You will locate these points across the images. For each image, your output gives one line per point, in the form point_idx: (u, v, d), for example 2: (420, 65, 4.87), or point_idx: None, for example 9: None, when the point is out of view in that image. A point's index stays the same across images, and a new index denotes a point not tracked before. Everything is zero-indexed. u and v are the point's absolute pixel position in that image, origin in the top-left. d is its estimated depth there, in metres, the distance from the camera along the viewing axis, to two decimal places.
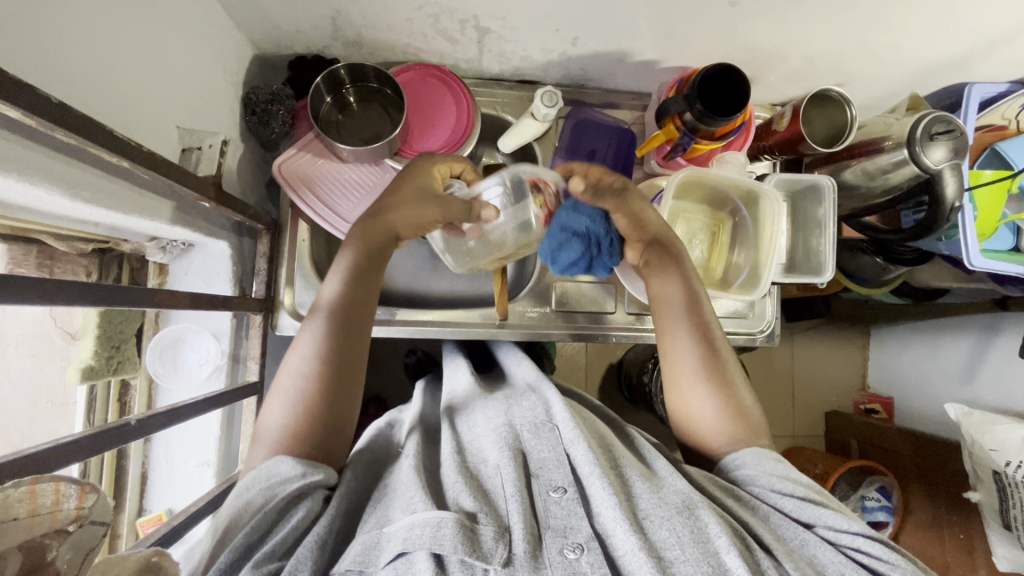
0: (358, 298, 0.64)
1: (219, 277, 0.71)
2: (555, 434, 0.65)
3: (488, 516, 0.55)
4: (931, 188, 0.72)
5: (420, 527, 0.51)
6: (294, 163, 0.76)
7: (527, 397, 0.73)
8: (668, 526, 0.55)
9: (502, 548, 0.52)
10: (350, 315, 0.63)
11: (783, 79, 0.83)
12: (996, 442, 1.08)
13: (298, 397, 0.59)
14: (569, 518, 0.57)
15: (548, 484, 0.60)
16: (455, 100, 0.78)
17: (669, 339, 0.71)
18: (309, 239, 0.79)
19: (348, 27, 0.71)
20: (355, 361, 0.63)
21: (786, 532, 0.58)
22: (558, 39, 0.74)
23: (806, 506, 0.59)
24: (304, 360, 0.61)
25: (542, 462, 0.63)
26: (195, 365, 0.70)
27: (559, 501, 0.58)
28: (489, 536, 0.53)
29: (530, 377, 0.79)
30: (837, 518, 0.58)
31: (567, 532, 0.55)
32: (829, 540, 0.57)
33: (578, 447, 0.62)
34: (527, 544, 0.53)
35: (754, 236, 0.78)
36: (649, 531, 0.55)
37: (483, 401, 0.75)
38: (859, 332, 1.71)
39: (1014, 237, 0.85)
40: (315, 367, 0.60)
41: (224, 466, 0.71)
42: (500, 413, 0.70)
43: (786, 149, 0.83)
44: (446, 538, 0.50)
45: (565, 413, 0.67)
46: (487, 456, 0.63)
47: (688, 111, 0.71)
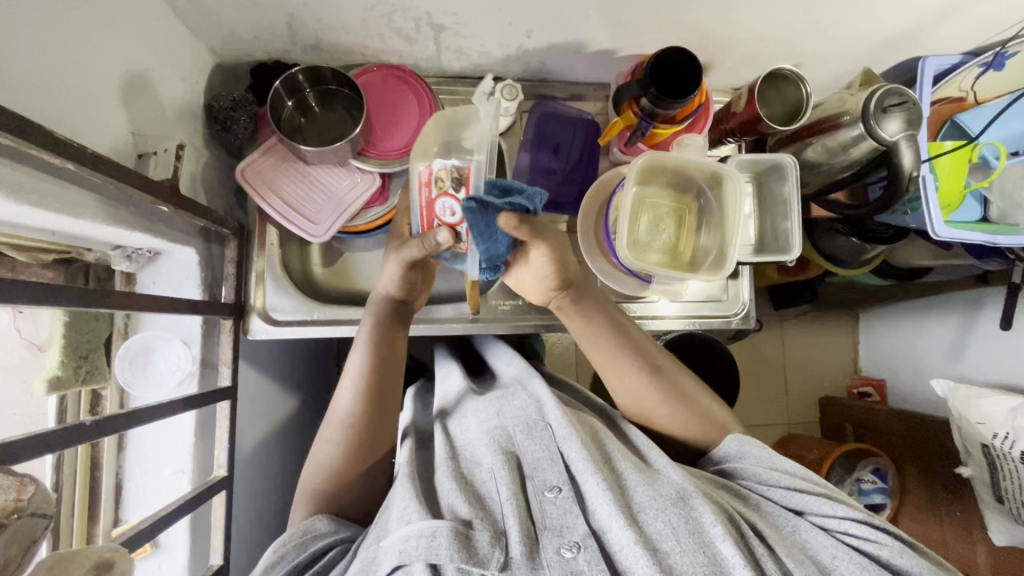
0: (390, 349, 0.73)
1: (187, 284, 0.72)
2: (550, 433, 0.66)
3: (483, 522, 0.57)
4: (888, 160, 0.73)
5: (415, 539, 0.53)
6: (257, 167, 0.76)
7: (518, 394, 0.73)
8: (664, 517, 0.56)
9: (499, 551, 0.54)
10: (382, 375, 0.72)
11: (740, 62, 0.84)
12: (983, 415, 1.09)
13: (354, 388, 0.71)
14: (565, 517, 0.58)
15: (543, 485, 0.61)
16: (417, 99, 0.80)
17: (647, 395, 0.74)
18: (277, 243, 0.81)
19: (305, 30, 0.72)
20: (390, 402, 0.73)
21: (778, 518, 0.60)
22: (513, 33, 0.75)
23: (793, 494, 0.61)
24: (348, 410, 0.70)
25: (537, 461, 0.63)
26: (165, 373, 0.70)
27: (555, 500, 0.59)
28: (485, 541, 0.55)
29: (519, 372, 0.80)
30: (823, 503, 0.59)
31: (563, 531, 0.56)
32: (819, 525, 0.59)
33: (571, 444, 0.62)
34: (524, 545, 0.55)
35: (719, 215, 0.79)
36: (644, 524, 0.55)
37: (474, 402, 0.75)
38: (847, 316, 1.71)
39: (981, 207, 0.88)
40: (365, 379, 0.71)
41: (199, 472, 0.71)
42: (492, 414, 0.70)
43: (747, 130, 0.83)
44: (442, 547, 0.52)
45: (556, 410, 0.67)
46: (481, 460, 0.64)
47: (643, 96, 0.71)
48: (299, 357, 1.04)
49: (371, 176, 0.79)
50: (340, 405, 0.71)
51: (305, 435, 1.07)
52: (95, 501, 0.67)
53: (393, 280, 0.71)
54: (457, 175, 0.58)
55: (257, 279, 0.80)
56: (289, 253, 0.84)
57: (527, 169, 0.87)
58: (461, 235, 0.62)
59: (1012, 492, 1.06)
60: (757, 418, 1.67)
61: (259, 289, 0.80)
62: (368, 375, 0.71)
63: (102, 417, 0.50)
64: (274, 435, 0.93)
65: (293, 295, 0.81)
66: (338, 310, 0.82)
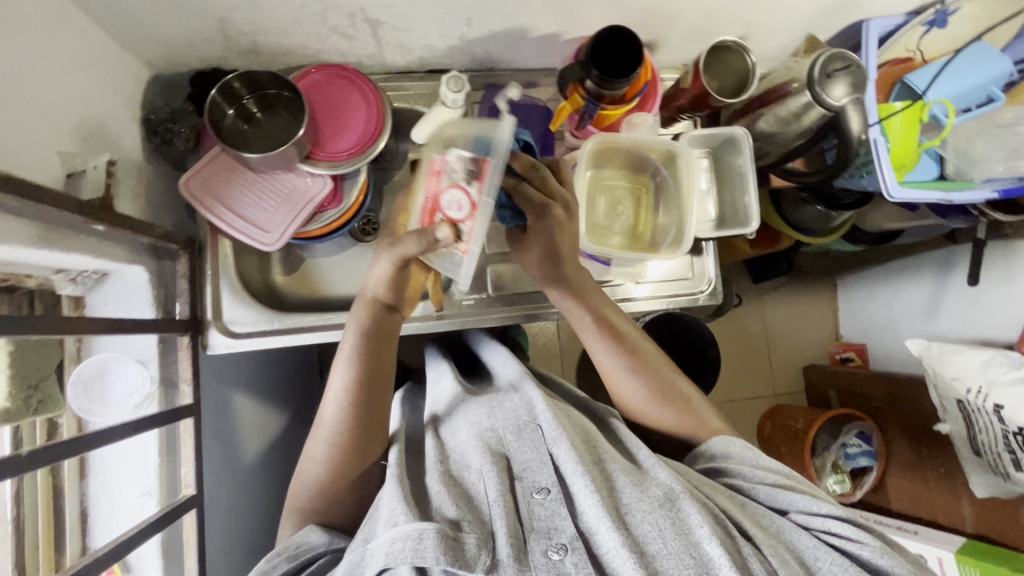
0: (376, 359, 0.70)
1: (139, 302, 0.71)
2: (540, 434, 0.65)
3: (471, 524, 0.57)
4: (838, 125, 0.74)
5: (402, 542, 0.53)
6: (202, 178, 0.74)
7: (511, 396, 0.72)
8: (650, 519, 0.56)
9: (486, 553, 0.54)
10: (366, 386, 0.69)
11: (688, 37, 0.83)
12: (957, 371, 1.10)
13: (341, 399, 0.68)
14: (553, 519, 0.58)
15: (533, 485, 0.60)
16: (363, 97, 0.78)
17: (625, 378, 0.75)
18: (232, 254, 0.80)
19: (238, 35, 0.71)
20: (378, 412, 0.70)
21: (767, 519, 0.60)
22: (452, 22, 0.73)
23: (779, 493, 0.62)
24: (333, 420, 0.68)
25: (526, 463, 0.63)
26: (122, 395, 0.69)
27: (544, 502, 0.59)
28: (473, 543, 0.55)
29: (513, 375, 0.79)
30: (808, 501, 0.60)
31: (552, 534, 0.56)
32: (801, 524, 0.60)
33: (561, 446, 0.62)
34: (512, 547, 0.55)
35: (676, 192, 0.79)
36: (632, 526, 0.56)
37: (467, 403, 0.74)
38: (825, 284, 1.73)
39: (938, 165, 0.89)
40: (351, 388, 0.68)
41: (167, 492, 0.70)
42: (485, 416, 0.68)
43: (698, 104, 0.82)
44: (428, 550, 0.52)
45: (547, 411, 0.66)
46: (470, 462, 0.63)
47: (587, 77, 0.70)
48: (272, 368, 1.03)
49: (322, 179, 0.78)
50: (325, 415, 0.69)
51: None
52: (61, 531, 0.66)
53: (382, 280, 0.69)
54: (473, 166, 0.64)
55: (213, 292, 0.78)
56: (247, 264, 0.82)
57: None
58: (462, 233, 0.63)
59: (989, 444, 1.07)
60: (742, 392, 1.68)
61: (216, 302, 0.78)
62: (354, 384, 0.68)
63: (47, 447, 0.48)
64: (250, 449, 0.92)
65: (250, 306, 0.79)
66: (299, 317, 0.80)
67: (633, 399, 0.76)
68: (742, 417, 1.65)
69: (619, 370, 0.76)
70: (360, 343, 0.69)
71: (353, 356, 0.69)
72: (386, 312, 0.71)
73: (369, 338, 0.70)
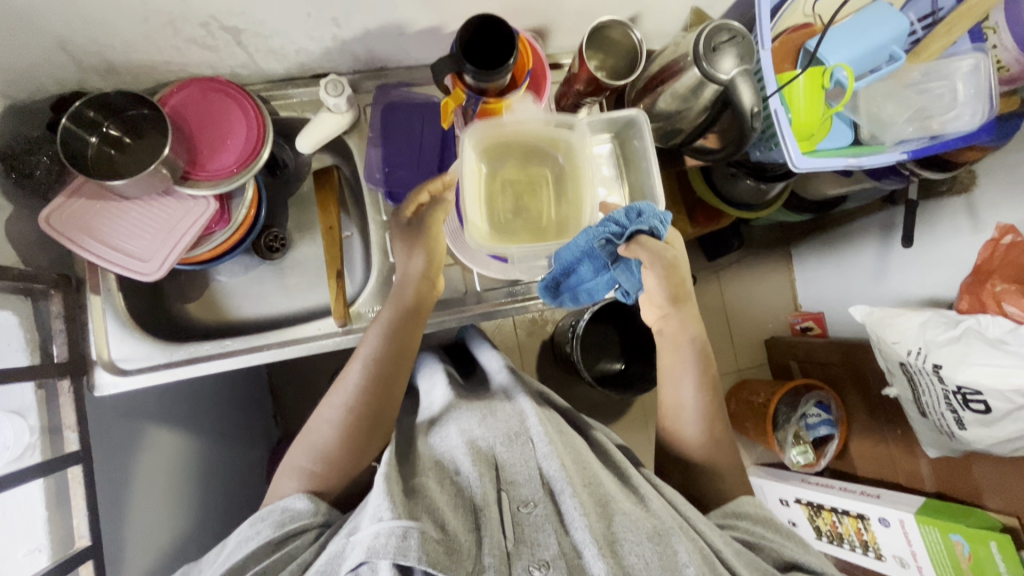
0: (406, 340, 0.75)
1: (12, 349, 0.65)
2: (530, 447, 0.68)
3: (459, 530, 0.59)
4: (730, 100, 0.71)
5: (385, 537, 0.55)
6: (66, 211, 0.70)
7: (503, 406, 0.76)
8: (638, 550, 0.58)
9: (469, 563, 0.57)
10: (387, 370, 0.73)
11: (578, 19, 0.80)
12: (897, 334, 1.09)
13: (366, 369, 0.72)
14: (538, 534, 0.60)
15: (518, 500, 0.64)
16: (241, 110, 0.75)
17: (687, 391, 0.78)
18: (118, 288, 0.76)
19: (86, 55, 0.66)
20: (395, 393, 0.74)
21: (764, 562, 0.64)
22: (319, 24, 0.69)
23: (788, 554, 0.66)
24: (353, 386, 0.72)
25: (516, 475, 0.66)
26: (1, 449, 0.62)
27: (529, 516, 0.62)
28: (460, 551, 0.57)
29: (506, 381, 0.84)
30: (814, 566, 0.65)
31: (536, 549, 0.59)
32: None
33: (551, 462, 0.65)
34: (496, 559, 0.57)
35: (576, 181, 0.75)
36: (620, 554, 0.58)
37: (458, 409, 0.77)
38: (779, 255, 1.72)
39: (852, 131, 0.87)
40: (376, 360, 0.73)
41: (60, 546, 0.66)
42: (474, 424, 0.72)
43: (593, 88, 0.78)
44: (411, 549, 0.54)
45: (539, 426, 0.70)
46: (461, 468, 0.67)
47: (462, 72, 0.66)
48: (197, 397, 0.99)
49: (203, 200, 0.74)
50: (345, 381, 0.73)
51: (220, 475, 1.02)
52: None
53: (419, 258, 0.76)
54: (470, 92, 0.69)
55: (97, 331, 0.75)
56: (136, 295, 0.79)
57: (380, 163, 0.83)
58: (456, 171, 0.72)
59: (932, 405, 1.07)
60: None
61: (100, 342, 0.75)
62: (379, 358, 0.73)
63: None
64: (175, 485, 0.89)
65: (140, 340, 0.76)
66: (196, 347, 0.77)
67: (682, 407, 0.79)
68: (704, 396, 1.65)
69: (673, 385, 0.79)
70: (396, 321, 0.74)
71: (384, 333, 0.74)
72: (425, 285, 0.77)
73: (401, 319, 0.75)
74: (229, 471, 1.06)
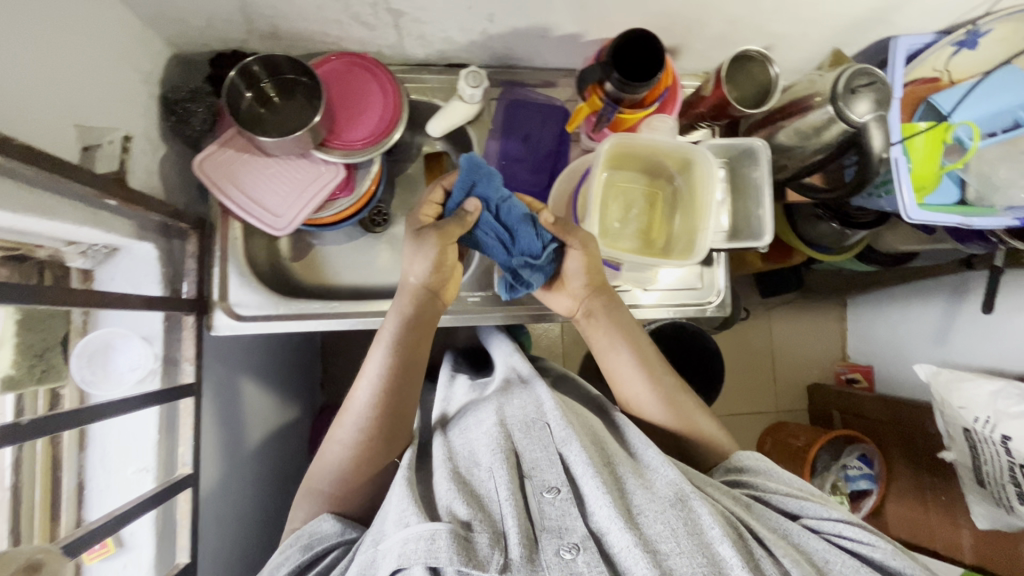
0: (411, 353, 0.72)
1: (148, 281, 0.71)
2: (548, 433, 0.67)
3: (483, 523, 0.58)
4: (859, 142, 0.72)
5: (414, 542, 0.55)
6: (215, 160, 0.75)
7: (520, 393, 0.75)
8: (663, 519, 0.58)
9: (498, 554, 0.56)
10: (396, 387, 0.70)
11: (710, 45, 0.82)
12: (964, 399, 1.08)
13: (373, 388, 0.70)
14: (565, 519, 0.59)
15: (542, 484, 0.62)
16: (381, 87, 0.78)
17: (631, 378, 0.78)
18: (241, 238, 0.80)
19: (259, 18, 0.70)
20: (405, 409, 0.72)
21: (778, 522, 0.63)
22: (474, 17, 0.73)
23: (792, 500, 0.66)
24: (363, 406, 0.69)
25: (535, 462, 0.65)
26: (126, 370, 0.69)
27: (553, 501, 0.61)
28: (485, 543, 0.56)
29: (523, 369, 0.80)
30: (820, 508, 0.64)
31: (563, 533, 0.58)
32: (812, 528, 0.63)
33: (571, 447, 0.64)
34: (523, 547, 0.56)
35: (691, 200, 0.78)
36: (643, 526, 0.58)
37: (474, 403, 0.77)
38: (834, 303, 1.71)
39: (959, 189, 0.86)
40: (384, 378, 0.70)
41: (164, 470, 0.72)
42: (491, 413, 0.71)
43: (718, 113, 0.81)
44: (441, 550, 0.54)
45: (555, 411, 0.69)
46: (480, 460, 0.65)
47: (607, 80, 0.69)
48: (269, 351, 1.04)
49: (336, 166, 0.78)
50: (356, 400, 0.71)
51: (279, 429, 1.06)
52: None
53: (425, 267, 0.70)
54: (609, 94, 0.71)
55: (221, 273, 0.79)
56: (255, 248, 0.83)
57: (497, 157, 0.86)
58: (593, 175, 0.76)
59: (993, 475, 1.05)
60: (743, 406, 1.67)
61: (222, 284, 0.79)
62: (386, 375, 0.70)
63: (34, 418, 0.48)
64: (247, 431, 0.93)
65: (254, 289, 0.79)
66: (304, 303, 0.81)
67: (636, 394, 0.78)
68: (740, 431, 1.64)
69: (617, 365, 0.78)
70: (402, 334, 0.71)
71: (391, 349, 0.71)
72: (429, 301, 0.73)
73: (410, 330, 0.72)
74: (286, 428, 1.10)
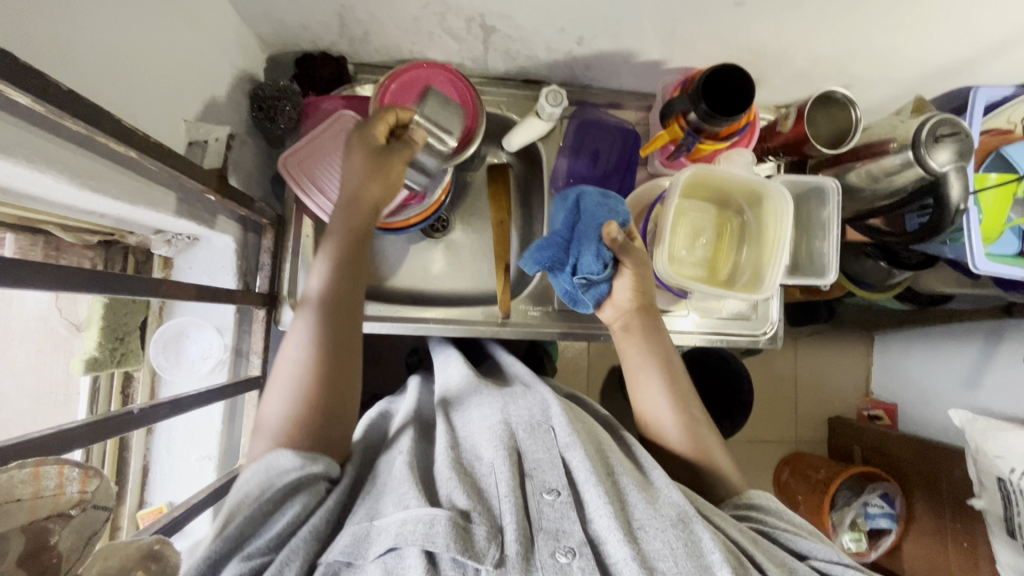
0: (343, 307, 0.64)
1: (223, 272, 0.72)
2: (552, 436, 0.62)
3: (481, 516, 0.53)
4: (936, 192, 0.71)
5: (413, 523, 0.49)
6: (298, 158, 0.76)
7: (524, 394, 0.70)
8: (662, 537, 0.53)
9: (494, 548, 0.50)
10: (332, 350, 0.62)
11: (787, 80, 0.83)
12: (1000, 448, 1.07)
13: (302, 365, 0.61)
14: (562, 522, 0.54)
15: (542, 486, 0.57)
16: (462, 101, 0.79)
17: (654, 400, 0.72)
18: (313, 236, 0.81)
19: (355, 24, 0.72)
20: (350, 378, 0.63)
21: (784, 557, 0.57)
22: (563, 38, 0.74)
23: (799, 538, 0.60)
24: (287, 399, 0.59)
25: (537, 462, 0.59)
26: (198, 358, 0.71)
27: (553, 504, 0.55)
28: (482, 535, 0.51)
29: (526, 377, 0.77)
30: (829, 551, 0.58)
31: (559, 536, 0.53)
32: (821, 571, 0.57)
33: (574, 453, 0.59)
34: (520, 546, 0.51)
35: (759, 233, 0.78)
36: (642, 541, 0.53)
37: (478, 395, 0.71)
38: (862, 338, 1.70)
39: (1019, 242, 0.84)
40: (315, 342, 0.62)
41: (225, 460, 0.72)
42: (496, 410, 0.66)
43: (791, 149, 0.83)
44: (439, 536, 0.48)
45: (562, 415, 0.64)
46: (481, 454, 0.60)
47: (693, 110, 0.70)
48: None
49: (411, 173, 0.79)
50: (277, 396, 0.60)
51: None
52: (123, 481, 0.69)
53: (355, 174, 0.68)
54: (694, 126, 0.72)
55: (291, 268, 0.78)
56: None
57: (564, 175, 0.87)
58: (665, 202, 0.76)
59: None
60: (763, 434, 1.66)
61: (292, 280, 0.78)
62: (317, 341, 0.62)
63: (150, 405, 0.49)
64: None
65: None
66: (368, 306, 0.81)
67: (657, 413, 0.72)
68: (759, 459, 1.63)
69: (647, 388, 0.72)
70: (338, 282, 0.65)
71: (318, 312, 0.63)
72: (364, 227, 0.68)
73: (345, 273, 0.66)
74: None
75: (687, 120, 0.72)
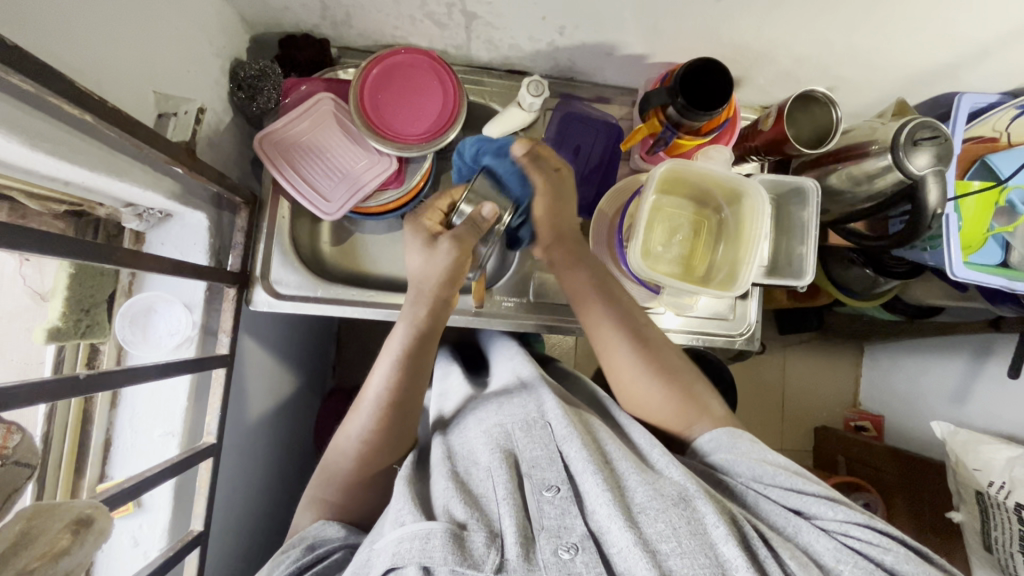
0: (420, 358, 0.70)
1: (195, 248, 0.72)
2: (549, 432, 0.63)
3: (479, 522, 0.54)
4: (913, 194, 0.72)
5: (409, 540, 0.51)
6: (276, 139, 0.76)
7: (520, 396, 0.70)
8: (664, 518, 0.52)
9: (494, 553, 0.51)
10: (416, 368, 0.69)
11: (772, 80, 0.82)
12: (980, 462, 1.06)
13: (392, 368, 0.69)
14: (563, 517, 0.55)
15: (541, 483, 0.58)
16: (442, 87, 0.77)
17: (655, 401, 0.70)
18: (289, 218, 0.81)
19: (337, 6, 0.72)
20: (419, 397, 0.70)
21: (777, 522, 0.56)
22: (546, 28, 0.73)
23: (793, 494, 0.57)
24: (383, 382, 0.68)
25: (535, 460, 0.60)
26: (164, 334, 0.71)
27: (552, 500, 0.56)
28: (480, 542, 0.52)
29: (523, 372, 0.76)
30: (824, 505, 0.56)
31: (561, 533, 0.54)
32: (821, 528, 0.55)
33: (572, 444, 0.60)
34: (520, 546, 0.52)
35: (736, 232, 0.77)
36: (643, 524, 0.52)
37: (472, 408, 0.73)
38: (851, 347, 1.69)
39: (1002, 251, 0.84)
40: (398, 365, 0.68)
41: (189, 437, 0.71)
42: (492, 414, 0.68)
43: (772, 149, 0.82)
44: (435, 549, 0.50)
45: (556, 409, 0.64)
46: (478, 460, 0.62)
47: (671, 104, 0.70)
48: (289, 330, 1.04)
49: (388, 159, 0.78)
50: (374, 380, 0.69)
51: (291, 409, 1.07)
52: (83, 454, 0.68)
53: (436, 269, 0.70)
54: (676, 122, 0.73)
55: (265, 248, 0.80)
56: (300, 229, 0.84)
57: None
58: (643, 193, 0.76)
59: (1002, 542, 0.98)
60: None
61: (265, 261, 0.80)
62: (405, 355, 0.69)
63: (97, 372, 0.49)
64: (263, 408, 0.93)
65: (297, 269, 0.81)
66: (343, 290, 0.82)
67: (657, 410, 0.71)
68: None
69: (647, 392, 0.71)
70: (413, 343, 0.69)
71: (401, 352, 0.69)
72: (444, 309, 0.72)
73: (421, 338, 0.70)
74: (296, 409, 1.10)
75: (670, 116, 0.72)
